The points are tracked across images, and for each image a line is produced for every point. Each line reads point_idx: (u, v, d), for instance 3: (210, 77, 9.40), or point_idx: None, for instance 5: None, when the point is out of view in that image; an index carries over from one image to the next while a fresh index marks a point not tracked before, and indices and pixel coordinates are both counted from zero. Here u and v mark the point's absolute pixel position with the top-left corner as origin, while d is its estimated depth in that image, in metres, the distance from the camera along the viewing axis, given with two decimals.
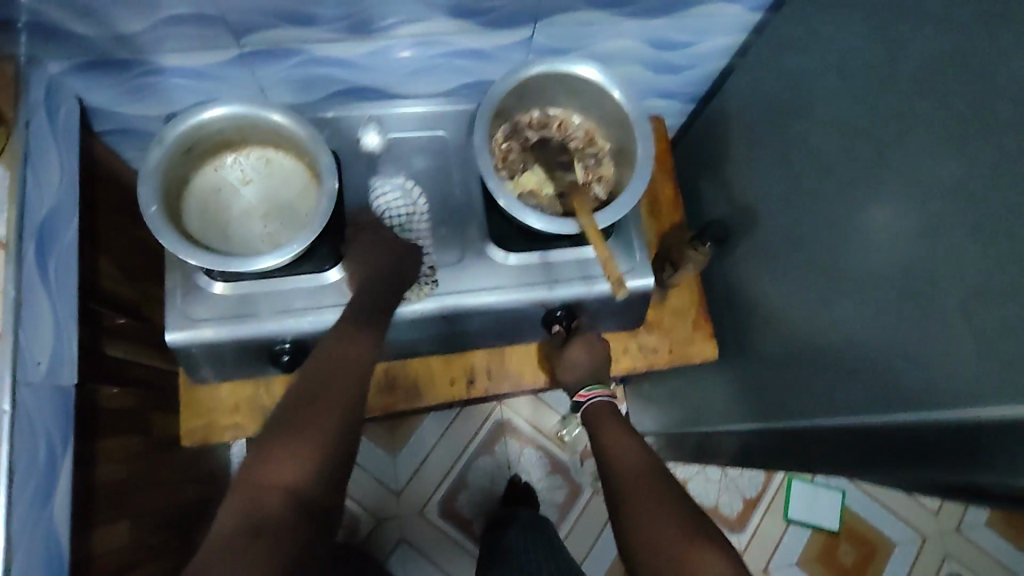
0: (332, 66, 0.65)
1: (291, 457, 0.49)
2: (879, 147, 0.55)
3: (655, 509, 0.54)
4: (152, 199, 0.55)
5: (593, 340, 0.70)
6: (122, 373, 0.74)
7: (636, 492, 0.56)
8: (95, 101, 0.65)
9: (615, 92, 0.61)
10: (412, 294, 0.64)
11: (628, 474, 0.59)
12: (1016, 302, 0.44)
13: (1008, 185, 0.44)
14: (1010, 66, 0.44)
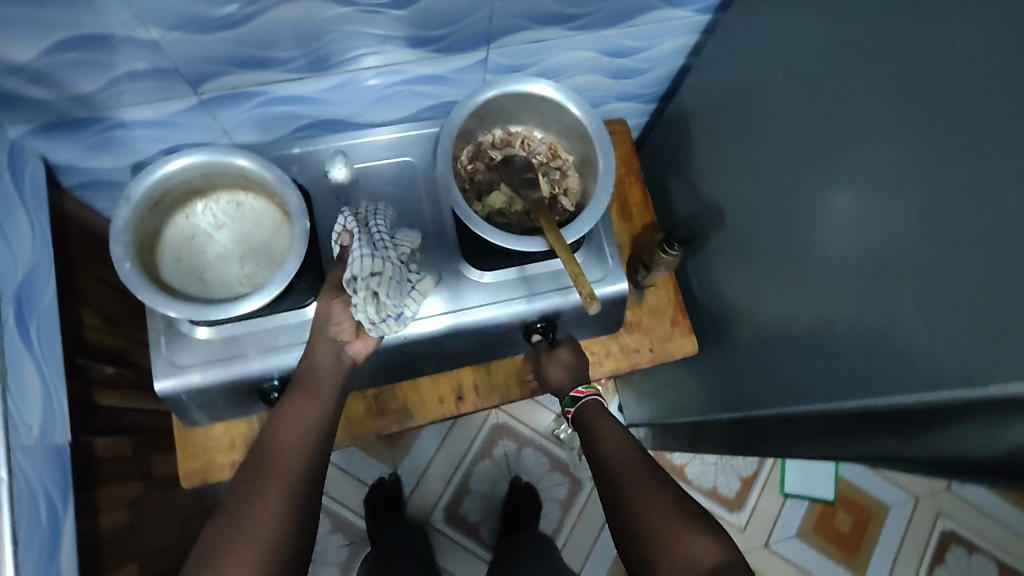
0: (294, 104, 0.66)
1: (264, 476, 0.55)
2: (834, 142, 0.57)
3: (648, 503, 0.57)
4: (126, 255, 0.56)
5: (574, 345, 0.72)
6: (116, 421, 0.75)
7: (632, 485, 0.59)
8: (60, 158, 0.65)
9: (572, 106, 0.63)
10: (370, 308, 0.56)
11: (612, 461, 0.62)
12: (965, 288, 0.45)
13: (952, 175, 0.46)
14: (946, 61, 0.46)
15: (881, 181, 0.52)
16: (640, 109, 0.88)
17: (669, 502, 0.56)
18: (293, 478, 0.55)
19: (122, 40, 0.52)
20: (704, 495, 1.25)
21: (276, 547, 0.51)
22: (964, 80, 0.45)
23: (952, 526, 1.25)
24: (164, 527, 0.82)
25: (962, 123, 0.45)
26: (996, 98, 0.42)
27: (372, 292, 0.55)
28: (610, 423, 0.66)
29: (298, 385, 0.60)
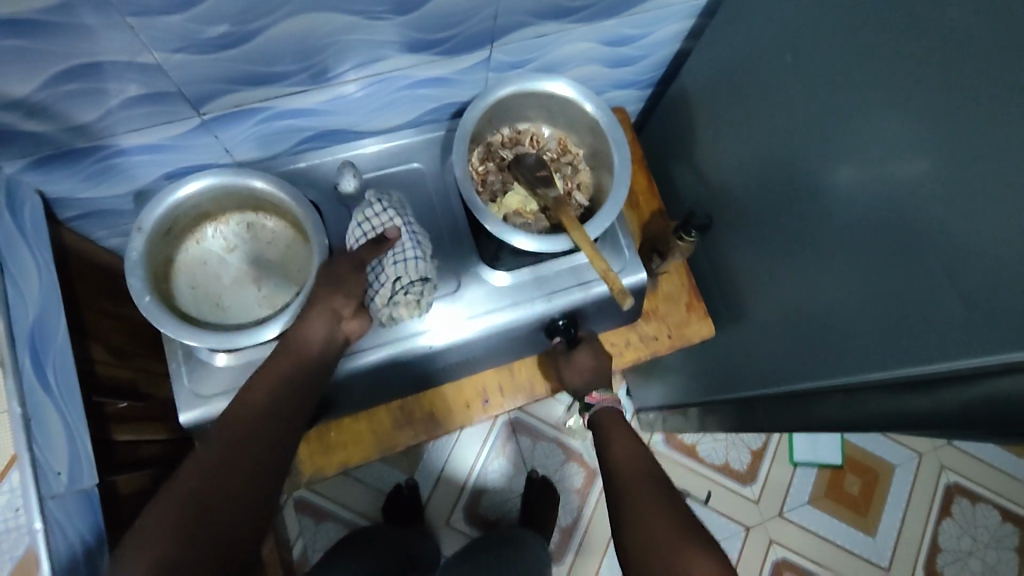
0: (297, 117, 0.64)
1: (222, 435, 0.51)
2: (839, 118, 0.57)
3: (645, 507, 0.56)
4: (144, 288, 0.54)
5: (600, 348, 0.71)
6: (136, 455, 0.73)
7: (633, 487, 0.59)
8: (57, 192, 0.63)
9: (583, 100, 0.62)
10: (405, 310, 0.60)
11: (622, 465, 0.62)
12: None
13: None
14: (953, 31, 0.46)
15: (889, 155, 0.52)
16: (638, 96, 0.88)
17: (671, 514, 0.55)
18: (238, 442, 0.50)
19: (118, 67, 0.50)
20: (717, 471, 1.27)
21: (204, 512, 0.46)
22: (971, 50, 0.44)
23: (956, 479, 1.29)
24: None
25: (972, 92, 0.45)
26: None
27: (416, 299, 0.60)
28: (621, 429, 0.66)
29: (280, 350, 0.56)
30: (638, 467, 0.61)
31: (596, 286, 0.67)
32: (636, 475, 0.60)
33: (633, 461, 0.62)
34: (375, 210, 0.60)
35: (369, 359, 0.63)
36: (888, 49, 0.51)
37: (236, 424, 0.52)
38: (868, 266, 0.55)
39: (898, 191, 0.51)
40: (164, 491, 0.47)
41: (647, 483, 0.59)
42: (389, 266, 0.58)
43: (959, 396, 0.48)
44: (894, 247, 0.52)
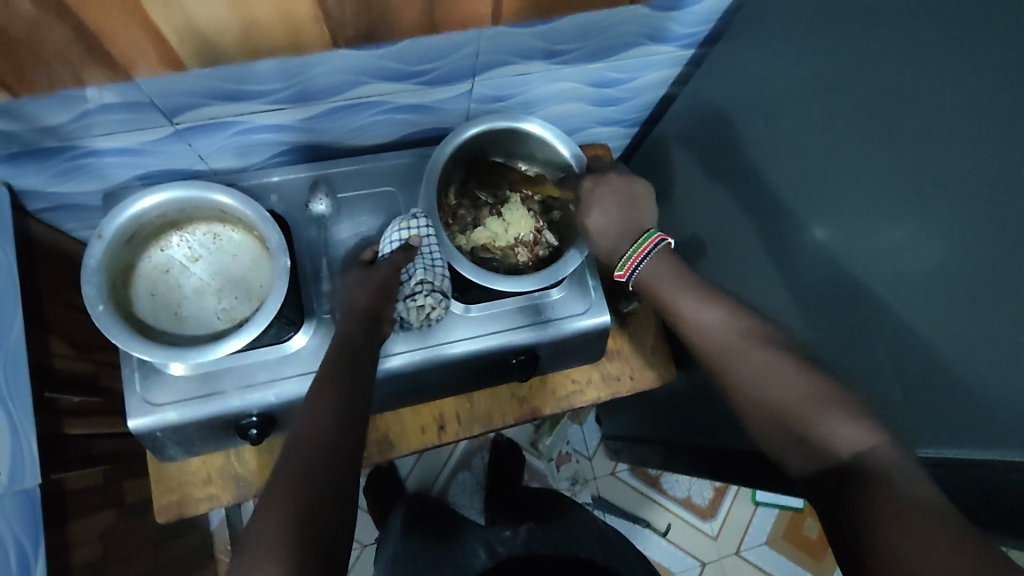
0: (275, 132, 0.64)
1: (304, 452, 0.45)
2: (800, 185, 0.57)
3: (758, 389, 0.47)
4: (99, 296, 0.54)
5: (615, 191, 0.58)
6: (89, 451, 0.73)
7: (727, 362, 0.49)
8: (26, 185, 0.62)
9: (557, 142, 0.65)
10: (410, 315, 0.62)
11: (714, 344, 0.50)
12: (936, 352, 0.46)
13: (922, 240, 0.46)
14: (915, 121, 0.46)
15: (851, 231, 0.52)
16: (623, 132, 0.89)
17: (767, 364, 0.47)
18: (323, 462, 0.44)
19: (89, 75, 0.50)
20: (678, 503, 1.28)
21: (313, 538, 0.40)
22: (930, 142, 0.44)
23: None
24: (139, 555, 0.80)
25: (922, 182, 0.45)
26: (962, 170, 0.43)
27: (424, 305, 0.61)
28: (690, 295, 0.52)
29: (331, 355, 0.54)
30: (748, 357, 0.48)
31: (561, 324, 0.68)
32: (747, 369, 0.48)
33: (729, 348, 0.49)
34: (420, 222, 0.62)
35: (386, 365, 0.64)
36: (855, 128, 0.51)
37: (315, 442, 0.45)
38: (822, 335, 0.55)
39: (853, 266, 0.51)
40: (259, 522, 0.41)
41: (741, 351, 0.49)
42: (418, 269, 0.60)
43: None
44: (847, 322, 0.52)
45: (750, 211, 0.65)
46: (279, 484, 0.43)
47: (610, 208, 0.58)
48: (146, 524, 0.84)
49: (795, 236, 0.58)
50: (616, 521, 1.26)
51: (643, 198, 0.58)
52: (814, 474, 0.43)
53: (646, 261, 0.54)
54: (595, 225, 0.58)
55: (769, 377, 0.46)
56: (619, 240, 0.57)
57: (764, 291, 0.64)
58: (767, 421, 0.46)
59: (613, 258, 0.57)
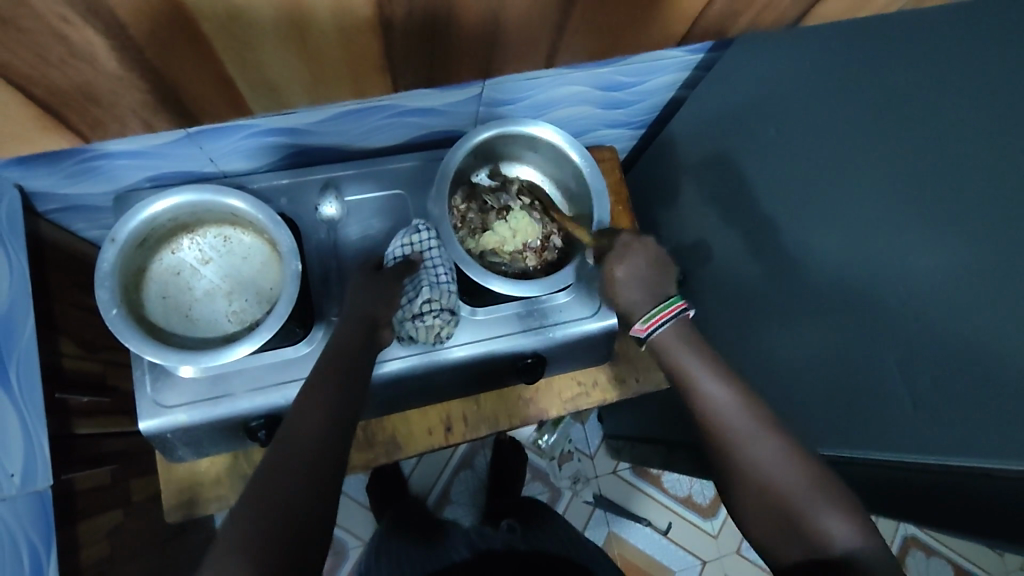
0: (286, 135, 0.64)
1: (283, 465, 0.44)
2: (809, 192, 0.57)
3: (755, 472, 0.46)
4: (112, 300, 0.55)
5: (647, 252, 0.55)
6: (97, 450, 0.73)
7: (724, 435, 0.48)
8: (37, 188, 0.62)
9: (567, 146, 0.65)
10: (421, 334, 0.63)
11: (712, 416, 0.49)
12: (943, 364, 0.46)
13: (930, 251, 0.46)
14: (929, 133, 0.46)
15: (858, 240, 0.52)
16: (630, 133, 0.89)
17: (768, 448, 0.46)
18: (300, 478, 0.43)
19: None
20: (677, 502, 1.29)
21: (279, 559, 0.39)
22: (945, 154, 0.45)
23: (914, 530, 1.28)
24: (145, 553, 0.81)
25: (936, 194, 0.45)
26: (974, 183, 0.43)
27: (431, 325, 0.62)
28: (693, 363, 0.51)
29: (329, 357, 0.52)
30: (760, 443, 0.47)
31: (567, 327, 0.68)
32: (758, 455, 0.46)
33: (740, 429, 0.48)
34: (421, 235, 0.62)
35: (384, 370, 0.65)
36: (866, 136, 0.51)
37: (295, 455, 0.44)
38: (827, 342, 0.56)
39: (862, 276, 0.52)
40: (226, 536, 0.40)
41: (743, 427, 0.48)
42: (424, 287, 0.60)
43: (900, 481, 0.50)
44: (854, 331, 0.53)
45: (757, 217, 0.65)
46: (254, 493, 0.42)
47: (639, 266, 0.55)
48: (152, 521, 0.84)
49: (802, 243, 0.59)
50: (616, 519, 1.27)
51: (671, 270, 0.56)
52: (803, 562, 0.44)
53: (670, 322, 0.53)
54: (621, 276, 0.55)
55: (780, 466, 0.46)
56: (642, 296, 0.54)
57: (771, 295, 0.64)
58: (767, 510, 0.45)
59: (630, 312, 0.55)
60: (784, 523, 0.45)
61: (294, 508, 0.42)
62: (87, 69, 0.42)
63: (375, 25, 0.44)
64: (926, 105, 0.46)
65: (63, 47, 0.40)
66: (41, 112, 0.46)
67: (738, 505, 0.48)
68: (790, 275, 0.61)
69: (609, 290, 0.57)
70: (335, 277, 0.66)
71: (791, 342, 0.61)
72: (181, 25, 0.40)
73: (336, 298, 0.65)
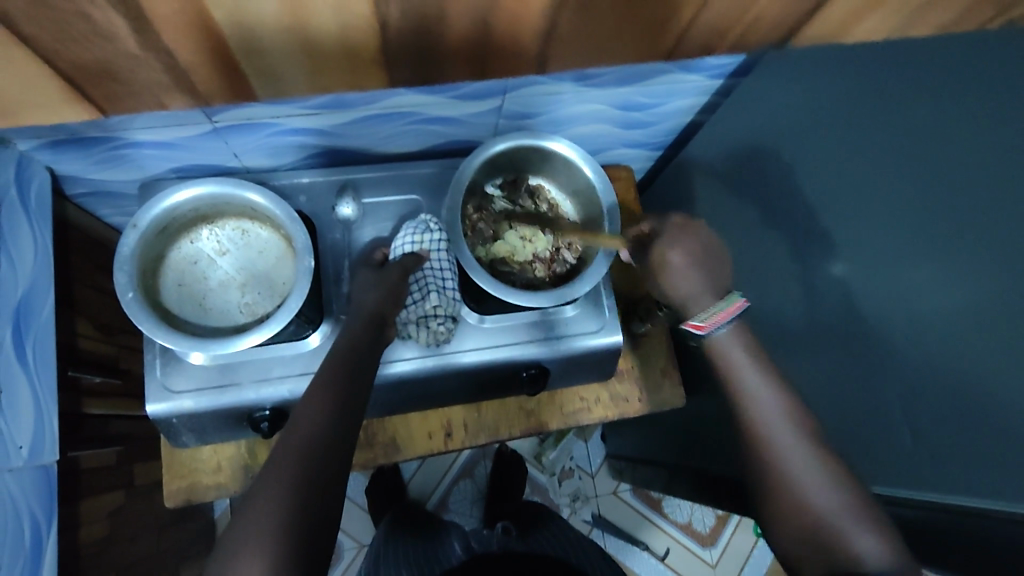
0: (307, 136, 0.66)
1: (308, 418, 0.46)
2: (819, 219, 0.57)
3: (794, 483, 0.46)
4: (129, 285, 0.56)
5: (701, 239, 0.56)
6: (104, 431, 0.74)
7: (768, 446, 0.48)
8: (66, 171, 0.64)
9: (584, 163, 0.66)
10: (424, 336, 0.64)
11: (757, 427, 0.49)
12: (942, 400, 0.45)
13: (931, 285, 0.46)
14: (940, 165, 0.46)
15: (863, 270, 0.52)
16: (647, 154, 0.90)
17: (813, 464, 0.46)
18: (321, 432, 0.45)
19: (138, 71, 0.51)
20: (677, 527, 1.27)
21: (305, 497, 0.42)
22: (953, 187, 0.45)
23: None
24: (143, 536, 0.82)
25: (944, 227, 0.45)
26: (980, 217, 0.43)
27: (432, 328, 0.63)
28: (751, 374, 0.51)
29: (347, 343, 0.54)
30: (799, 455, 0.47)
31: (572, 341, 0.69)
32: (793, 464, 0.47)
33: (781, 441, 0.48)
34: (431, 235, 0.65)
35: (392, 370, 0.65)
36: (877, 166, 0.51)
37: (317, 412, 0.47)
38: (830, 370, 0.56)
39: (867, 306, 0.51)
40: (258, 481, 0.42)
41: (789, 442, 0.48)
42: (432, 291, 0.63)
43: (896, 514, 0.50)
44: (858, 362, 0.52)
45: (767, 243, 0.65)
46: (281, 445, 0.44)
47: (693, 251, 0.55)
48: (152, 506, 0.86)
49: (811, 270, 0.58)
50: (614, 541, 1.26)
51: (726, 262, 0.56)
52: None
53: (730, 322, 0.52)
54: (673, 261, 0.54)
55: (823, 488, 0.45)
56: (700, 286, 0.54)
57: (776, 319, 0.64)
58: (801, 529, 0.45)
59: (691, 305, 0.54)
60: (813, 540, 0.45)
61: (316, 449, 0.44)
62: (118, 49, 0.43)
63: (393, 26, 0.45)
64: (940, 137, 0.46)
65: (97, 27, 0.41)
66: (74, 87, 0.47)
67: (769, 522, 0.48)
68: (796, 300, 0.61)
69: (660, 280, 0.56)
70: (346, 276, 0.67)
71: (793, 369, 0.61)
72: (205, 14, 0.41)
73: (346, 296, 0.67)
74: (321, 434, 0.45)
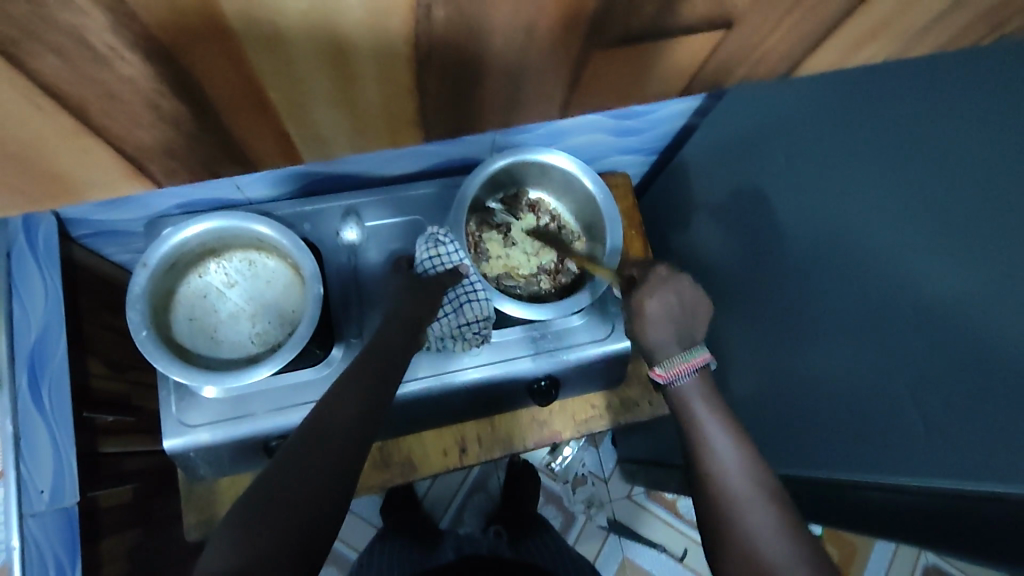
0: (311, 164, 0.66)
1: (334, 408, 0.48)
2: (819, 217, 0.58)
3: (744, 526, 0.44)
4: (142, 323, 0.57)
5: (680, 290, 0.56)
6: (121, 468, 0.75)
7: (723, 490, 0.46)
8: (71, 213, 0.65)
9: (584, 175, 0.67)
10: (457, 345, 0.65)
11: (716, 472, 0.47)
12: (944, 392, 0.46)
13: (925, 279, 0.47)
14: (932, 160, 0.47)
15: (866, 262, 0.53)
16: (643, 159, 0.91)
17: (768, 510, 0.44)
18: (342, 424, 0.47)
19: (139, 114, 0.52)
20: (693, 526, 1.27)
21: (318, 476, 0.43)
22: (946, 182, 0.45)
23: (937, 559, 1.22)
24: (164, 570, 0.82)
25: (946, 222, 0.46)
26: (972, 207, 0.44)
27: (463, 338, 0.64)
28: (710, 420, 0.51)
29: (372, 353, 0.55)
30: (753, 503, 0.45)
31: (582, 350, 0.69)
32: (745, 508, 0.45)
33: (738, 487, 0.46)
34: (449, 248, 0.63)
35: (407, 390, 0.66)
36: (869, 162, 0.52)
37: (339, 406, 0.49)
38: (837, 365, 0.56)
39: (872, 304, 0.52)
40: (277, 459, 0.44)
41: (748, 487, 0.46)
42: (463, 304, 0.63)
43: (911, 508, 0.51)
44: (865, 356, 0.53)
45: (768, 242, 0.66)
46: (309, 431, 0.46)
47: (669, 300, 0.55)
48: (171, 540, 0.86)
49: (813, 268, 0.59)
50: (630, 545, 1.26)
51: (702, 312, 0.56)
52: None
53: (692, 373, 0.53)
54: (650, 312, 0.55)
55: (769, 536, 0.43)
56: (670, 335, 0.55)
57: (783, 315, 0.65)
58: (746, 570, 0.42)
59: (658, 351, 0.55)
60: None
61: (337, 438, 0.46)
62: None
63: None
64: (938, 132, 0.46)
65: None
66: None
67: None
68: (801, 298, 0.61)
69: (634, 327, 0.56)
70: (355, 301, 0.68)
71: (805, 367, 0.61)
72: (213, 101, 0.41)
73: (356, 321, 0.67)
74: (340, 423, 0.47)
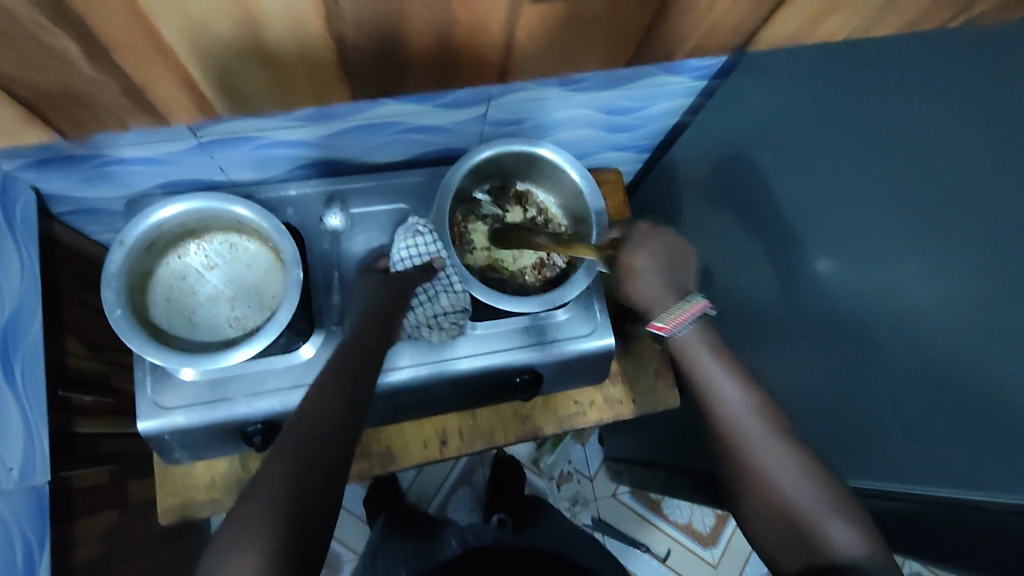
0: (294, 147, 0.65)
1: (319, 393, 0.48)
2: (803, 215, 0.57)
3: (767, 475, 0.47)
4: (117, 301, 0.56)
5: (668, 242, 0.56)
6: (97, 450, 0.74)
7: (743, 440, 0.48)
8: (51, 189, 0.64)
9: (571, 167, 0.66)
10: (433, 334, 0.65)
11: (732, 423, 0.49)
12: (924, 391, 0.45)
13: (908, 278, 0.46)
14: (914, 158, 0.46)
15: (849, 261, 0.52)
16: (634, 156, 0.90)
17: (788, 456, 0.47)
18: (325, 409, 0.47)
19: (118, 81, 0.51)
20: (677, 527, 1.27)
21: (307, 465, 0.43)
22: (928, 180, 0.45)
23: (920, 567, 1.22)
24: (140, 554, 0.81)
25: (927, 219, 0.45)
26: (954, 204, 0.43)
27: (439, 327, 0.64)
28: (719, 368, 0.52)
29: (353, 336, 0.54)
30: (773, 451, 0.47)
31: (566, 344, 0.69)
32: (766, 459, 0.47)
33: (756, 438, 0.48)
34: (426, 241, 0.62)
35: (389, 379, 0.65)
36: (853, 158, 0.52)
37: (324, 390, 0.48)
38: (819, 365, 0.56)
39: (855, 303, 0.51)
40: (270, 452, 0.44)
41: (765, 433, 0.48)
42: (438, 294, 0.63)
43: (901, 514, 0.50)
44: (847, 357, 0.53)
45: (754, 240, 0.66)
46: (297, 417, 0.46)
47: (660, 255, 0.55)
48: (148, 525, 0.85)
49: (798, 267, 0.59)
50: (614, 544, 1.26)
51: (692, 262, 0.57)
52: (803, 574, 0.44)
53: (692, 323, 0.53)
54: (641, 267, 0.55)
55: (795, 484, 0.46)
56: (664, 288, 0.54)
57: (768, 315, 0.64)
58: (772, 519, 0.46)
59: (652, 305, 0.54)
60: (788, 534, 0.45)
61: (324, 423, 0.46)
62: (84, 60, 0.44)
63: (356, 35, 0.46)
64: (920, 129, 0.46)
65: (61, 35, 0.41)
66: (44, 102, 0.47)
67: (748, 524, 0.48)
68: (785, 297, 0.61)
69: (625, 284, 0.56)
70: (336, 288, 0.67)
71: (787, 365, 0.61)
72: None
73: (336, 307, 0.67)
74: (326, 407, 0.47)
